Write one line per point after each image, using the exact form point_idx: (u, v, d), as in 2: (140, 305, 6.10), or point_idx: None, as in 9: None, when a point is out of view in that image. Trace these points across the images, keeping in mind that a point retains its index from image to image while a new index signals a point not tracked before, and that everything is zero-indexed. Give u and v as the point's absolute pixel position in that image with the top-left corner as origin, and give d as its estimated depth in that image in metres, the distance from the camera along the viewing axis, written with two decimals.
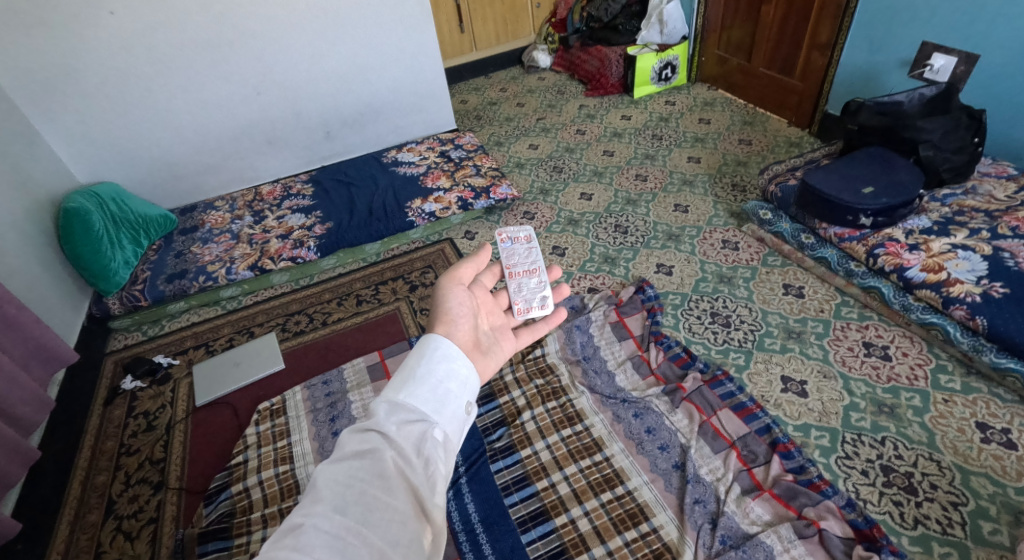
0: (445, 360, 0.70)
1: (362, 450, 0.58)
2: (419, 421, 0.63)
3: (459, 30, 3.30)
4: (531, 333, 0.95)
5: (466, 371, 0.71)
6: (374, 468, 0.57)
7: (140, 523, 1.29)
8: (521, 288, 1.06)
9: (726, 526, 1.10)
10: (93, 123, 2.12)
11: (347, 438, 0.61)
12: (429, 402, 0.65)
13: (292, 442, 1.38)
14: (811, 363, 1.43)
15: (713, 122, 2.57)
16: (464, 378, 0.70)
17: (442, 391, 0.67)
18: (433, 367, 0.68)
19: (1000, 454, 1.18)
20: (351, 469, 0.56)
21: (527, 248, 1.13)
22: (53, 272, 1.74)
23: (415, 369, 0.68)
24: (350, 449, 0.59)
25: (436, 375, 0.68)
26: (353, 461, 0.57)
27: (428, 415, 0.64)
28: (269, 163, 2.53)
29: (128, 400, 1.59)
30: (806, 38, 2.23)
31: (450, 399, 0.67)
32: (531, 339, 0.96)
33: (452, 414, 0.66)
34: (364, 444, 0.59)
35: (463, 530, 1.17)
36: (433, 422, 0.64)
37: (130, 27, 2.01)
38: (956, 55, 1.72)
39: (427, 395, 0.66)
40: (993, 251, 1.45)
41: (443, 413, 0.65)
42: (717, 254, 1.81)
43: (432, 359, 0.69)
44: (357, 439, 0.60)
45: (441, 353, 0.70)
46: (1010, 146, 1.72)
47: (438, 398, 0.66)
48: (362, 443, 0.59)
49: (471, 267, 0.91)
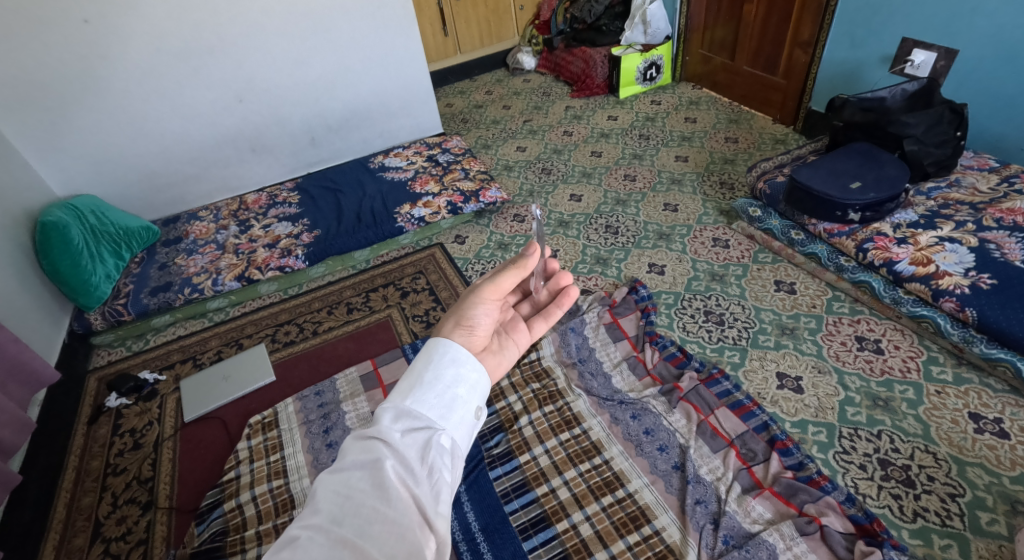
0: (453, 365, 0.67)
1: (363, 460, 0.56)
2: (425, 428, 0.61)
3: (442, 34, 3.28)
4: (546, 324, 0.95)
5: (475, 375, 0.69)
6: (374, 478, 0.55)
7: (129, 545, 1.25)
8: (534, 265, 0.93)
9: (728, 526, 1.10)
10: (71, 136, 2.06)
11: (350, 446, 0.59)
12: (437, 408, 0.63)
13: (286, 456, 1.35)
14: (805, 359, 1.44)
15: (699, 121, 2.59)
16: (473, 382, 0.68)
17: (450, 397, 0.65)
18: (440, 373, 0.66)
19: (994, 444, 1.19)
20: (350, 479, 0.55)
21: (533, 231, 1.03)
22: (32, 289, 1.69)
23: (422, 375, 0.66)
24: (351, 458, 0.57)
25: (444, 380, 0.66)
26: (353, 471, 0.56)
27: (434, 421, 0.62)
28: (253, 170, 2.49)
29: (114, 417, 1.55)
30: (788, 37, 2.26)
31: (458, 405, 0.65)
32: (545, 327, 0.96)
33: (459, 420, 0.64)
34: (365, 454, 0.57)
35: (463, 540, 1.15)
36: (440, 428, 0.62)
37: (106, 36, 1.96)
38: (935, 50, 1.74)
39: (435, 401, 0.64)
40: (979, 243, 1.47)
41: (449, 419, 0.63)
42: (708, 253, 1.82)
43: (440, 364, 0.67)
44: (359, 447, 0.58)
45: (448, 357, 0.68)
46: (991, 139, 1.75)
47: (445, 404, 0.64)
48: (364, 451, 0.57)
49: (513, 277, 0.84)
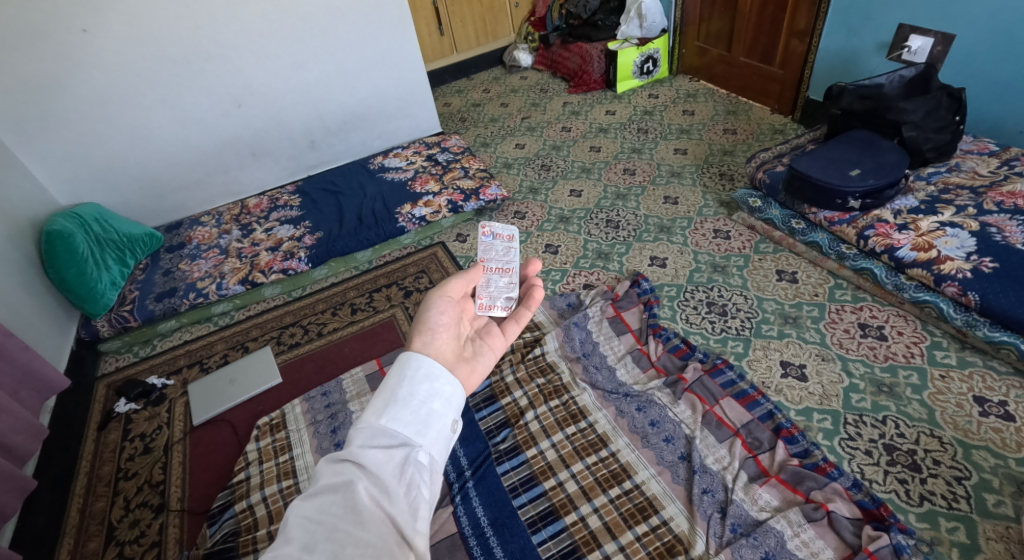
0: (427, 380, 0.65)
1: (336, 483, 0.55)
2: (401, 446, 0.59)
3: (438, 33, 3.28)
4: (518, 327, 0.91)
5: (451, 388, 0.67)
6: (348, 502, 0.53)
7: (142, 548, 1.27)
8: (488, 284, 0.99)
9: (736, 514, 1.11)
10: (70, 144, 2.07)
11: (323, 469, 0.57)
12: (413, 424, 0.61)
13: (294, 456, 1.37)
14: (809, 347, 1.44)
15: (697, 113, 2.59)
16: (448, 396, 0.66)
17: (426, 412, 0.63)
18: (415, 388, 0.64)
19: (999, 426, 1.20)
20: (323, 503, 0.53)
21: (506, 246, 1.05)
22: (40, 298, 1.71)
23: (396, 392, 0.63)
24: (324, 482, 0.55)
25: (418, 396, 0.64)
26: (327, 495, 0.54)
27: (411, 438, 0.60)
28: (254, 174, 2.50)
29: (123, 423, 1.56)
30: (784, 27, 2.26)
31: (435, 420, 0.63)
32: (518, 329, 0.92)
33: (437, 435, 0.62)
34: (338, 476, 0.55)
35: (473, 534, 1.16)
36: (417, 445, 0.60)
37: (105, 44, 1.98)
38: (932, 36, 1.74)
39: (410, 417, 0.62)
40: (980, 227, 1.47)
41: (427, 435, 0.61)
42: (709, 244, 1.82)
43: (414, 380, 0.65)
44: (332, 470, 0.56)
45: (422, 373, 0.66)
46: (989, 124, 1.75)
47: (421, 419, 0.62)
48: (336, 474, 0.56)
49: (460, 281, 0.90)
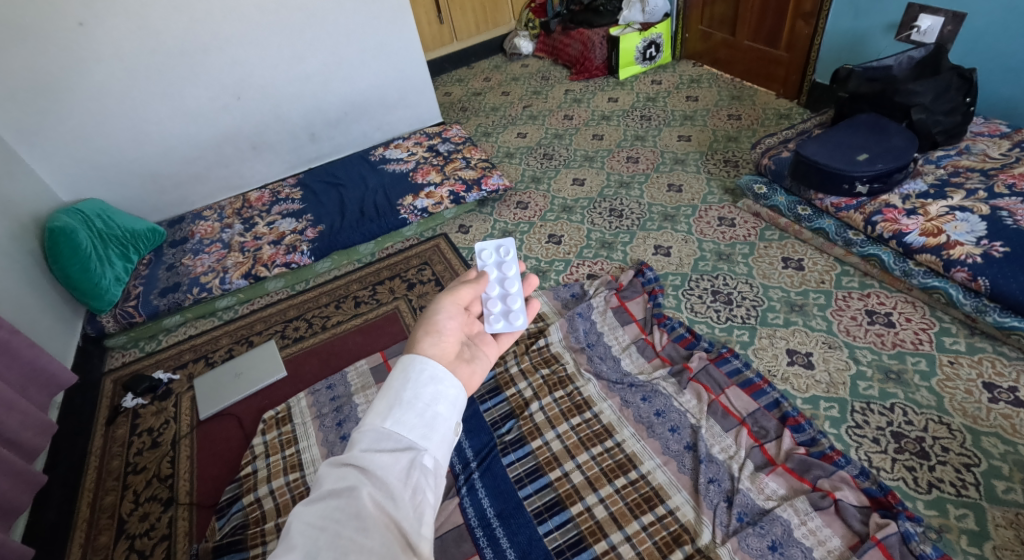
0: (432, 383, 0.64)
1: (339, 488, 0.54)
2: (406, 450, 0.59)
3: (437, 21, 3.24)
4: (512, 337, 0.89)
5: (454, 391, 0.66)
6: (351, 507, 0.52)
7: (152, 541, 1.28)
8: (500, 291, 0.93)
9: (742, 503, 1.10)
10: (72, 139, 2.07)
11: (325, 474, 0.56)
12: (418, 428, 0.61)
13: (300, 450, 1.37)
14: (816, 335, 1.43)
15: (701, 99, 2.55)
16: (453, 398, 0.65)
17: (430, 415, 0.62)
18: (419, 391, 0.63)
19: (1009, 412, 1.18)
20: (327, 509, 0.52)
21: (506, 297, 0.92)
22: (45, 295, 1.71)
23: (401, 394, 0.63)
24: (327, 487, 0.54)
25: (423, 399, 0.63)
26: (330, 500, 0.53)
27: (416, 442, 0.60)
28: (255, 168, 2.49)
29: (130, 418, 1.57)
30: (790, 8, 2.21)
31: (439, 423, 0.62)
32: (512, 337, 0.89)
33: (441, 438, 0.62)
34: (341, 482, 0.55)
35: (479, 525, 1.16)
36: (423, 449, 0.60)
37: (102, 38, 1.96)
38: (942, 15, 1.70)
39: (415, 421, 0.61)
40: (991, 211, 1.44)
41: (432, 438, 0.61)
42: (714, 232, 1.81)
43: (419, 383, 0.64)
44: (335, 475, 0.56)
45: (426, 375, 0.65)
46: (1001, 105, 1.72)
47: (426, 423, 0.62)
48: (339, 479, 0.55)
49: (470, 289, 0.88)
